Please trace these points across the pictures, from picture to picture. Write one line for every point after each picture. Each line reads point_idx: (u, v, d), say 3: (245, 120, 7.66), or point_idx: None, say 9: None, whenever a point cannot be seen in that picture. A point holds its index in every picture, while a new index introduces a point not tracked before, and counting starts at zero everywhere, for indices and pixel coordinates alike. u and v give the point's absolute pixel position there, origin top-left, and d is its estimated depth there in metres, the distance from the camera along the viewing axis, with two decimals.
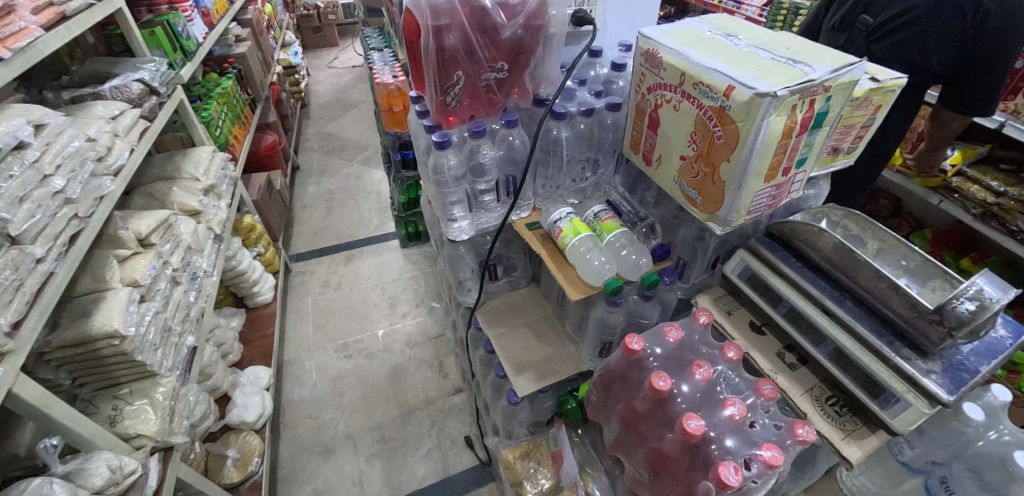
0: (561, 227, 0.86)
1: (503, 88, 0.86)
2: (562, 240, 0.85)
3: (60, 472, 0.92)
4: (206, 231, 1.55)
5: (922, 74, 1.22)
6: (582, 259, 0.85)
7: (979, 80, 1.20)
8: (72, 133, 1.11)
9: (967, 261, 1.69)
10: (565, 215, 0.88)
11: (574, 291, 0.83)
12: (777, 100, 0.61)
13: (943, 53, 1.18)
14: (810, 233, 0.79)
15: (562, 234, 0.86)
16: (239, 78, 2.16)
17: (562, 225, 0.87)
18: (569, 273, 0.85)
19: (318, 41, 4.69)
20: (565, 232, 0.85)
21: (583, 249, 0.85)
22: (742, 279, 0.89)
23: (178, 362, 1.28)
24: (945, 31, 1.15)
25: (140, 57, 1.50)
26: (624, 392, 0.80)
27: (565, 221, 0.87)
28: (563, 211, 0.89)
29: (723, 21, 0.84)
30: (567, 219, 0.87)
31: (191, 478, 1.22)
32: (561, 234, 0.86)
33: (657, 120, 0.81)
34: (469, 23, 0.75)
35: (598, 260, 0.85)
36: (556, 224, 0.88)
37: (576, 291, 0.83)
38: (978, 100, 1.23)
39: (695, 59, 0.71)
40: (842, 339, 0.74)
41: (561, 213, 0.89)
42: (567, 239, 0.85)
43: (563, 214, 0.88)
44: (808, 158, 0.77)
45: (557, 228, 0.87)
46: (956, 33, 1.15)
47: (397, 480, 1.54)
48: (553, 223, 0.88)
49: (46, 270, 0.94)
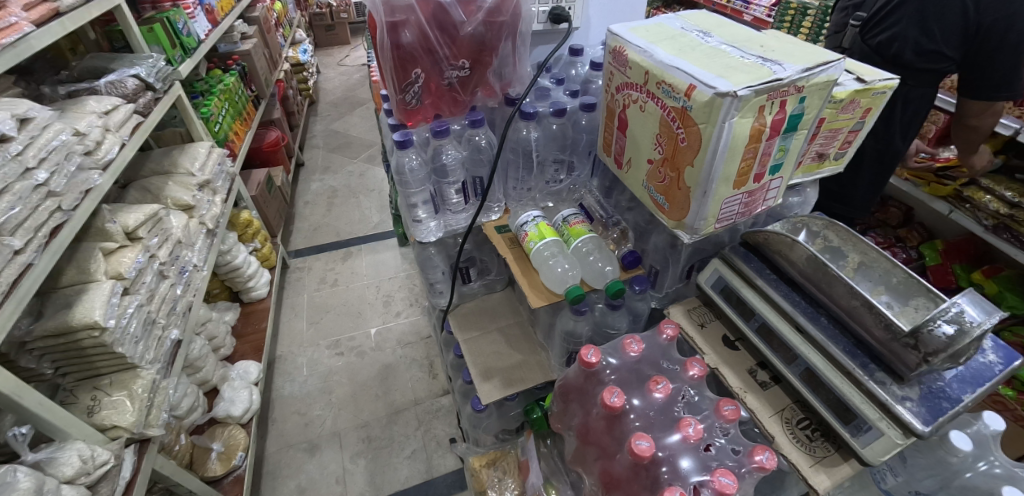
0: (527, 231, 0.83)
1: (468, 87, 0.84)
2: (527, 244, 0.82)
3: (31, 461, 0.93)
4: (198, 225, 1.57)
5: (933, 61, 1.16)
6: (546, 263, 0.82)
7: (1001, 59, 1.09)
8: (60, 126, 1.13)
9: (979, 274, 1.61)
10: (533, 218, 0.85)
11: (536, 296, 0.79)
12: (739, 101, 0.57)
13: (948, 37, 1.12)
14: (783, 244, 0.74)
15: (527, 238, 0.82)
16: (242, 75, 2.20)
17: (528, 228, 0.83)
18: (531, 277, 0.82)
19: (330, 40, 4.75)
20: (531, 236, 0.82)
21: (547, 253, 0.81)
22: (715, 290, 0.85)
23: (160, 355, 1.29)
24: (943, 12, 1.10)
25: (138, 54, 1.53)
26: (581, 406, 0.76)
27: (531, 225, 0.83)
28: (531, 214, 0.86)
29: (699, 18, 0.80)
30: (534, 223, 0.84)
31: (168, 471, 1.23)
32: (526, 238, 0.83)
33: (626, 121, 0.77)
34: (427, 20, 0.73)
35: (563, 265, 0.81)
36: (522, 228, 0.84)
37: (536, 297, 0.79)
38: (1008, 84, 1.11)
39: (659, 57, 0.66)
40: (814, 359, 0.70)
41: (529, 216, 0.86)
42: (532, 243, 0.81)
43: (530, 217, 0.85)
44: (785, 164, 0.73)
45: (523, 232, 0.84)
46: (956, 12, 1.08)
47: (379, 480, 1.53)
48: (520, 227, 0.85)
49: (24, 262, 0.96)
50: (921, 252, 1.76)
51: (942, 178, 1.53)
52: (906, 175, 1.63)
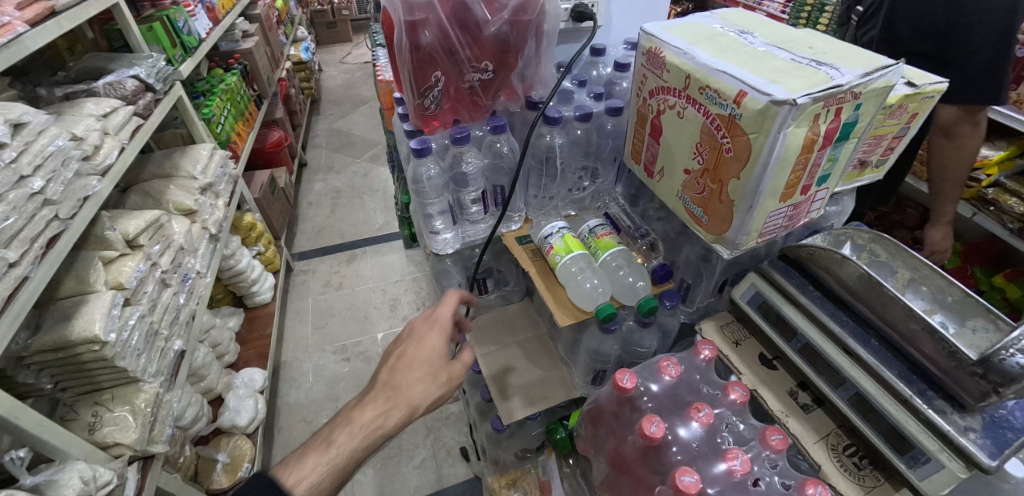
0: (552, 245, 0.78)
1: (489, 91, 0.79)
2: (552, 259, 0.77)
3: (28, 484, 0.88)
4: (201, 230, 1.53)
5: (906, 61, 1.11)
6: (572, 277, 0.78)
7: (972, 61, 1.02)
8: (56, 131, 1.08)
9: (1000, 277, 1.57)
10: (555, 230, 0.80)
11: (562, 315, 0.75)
12: (797, 109, 0.52)
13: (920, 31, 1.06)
14: (830, 260, 0.70)
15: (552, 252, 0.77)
16: (244, 75, 2.14)
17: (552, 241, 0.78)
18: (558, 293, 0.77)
19: (331, 37, 4.68)
20: (556, 251, 0.77)
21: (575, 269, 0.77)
22: (752, 306, 0.81)
23: (163, 367, 1.25)
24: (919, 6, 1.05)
25: (137, 53, 1.48)
26: (613, 432, 0.72)
27: (556, 238, 0.78)
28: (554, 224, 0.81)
29: (735, 16, 0.75)
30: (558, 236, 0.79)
31: (172, 487, 1.19)
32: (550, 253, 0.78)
33: (660, 128, 0.72)
34: (448, 19, 0.68)
35: (592, 281, 0.77)
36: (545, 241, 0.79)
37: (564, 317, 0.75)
38: (978, 86, 1.03)
39: (702, 59, 0.61)
40: (865, 383, 0.65)
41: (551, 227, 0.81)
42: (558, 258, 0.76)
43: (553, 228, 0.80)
44: (832, 174, 0.68)
45: (547, 246, 0.78)
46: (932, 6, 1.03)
47: (389, 491, 1.49)
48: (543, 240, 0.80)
49: (20, 275, 0.91)
50: (940, 253, 1.70)
51: (966, 180, 1.45)
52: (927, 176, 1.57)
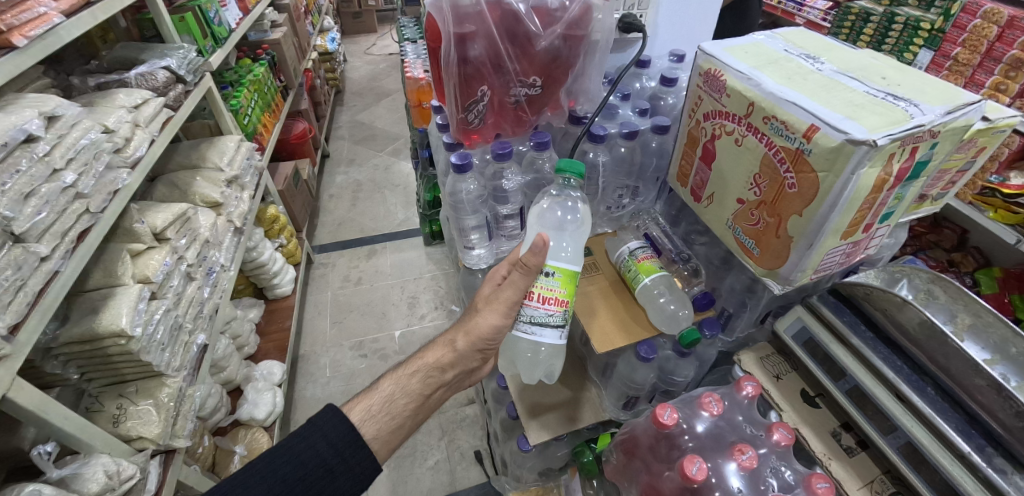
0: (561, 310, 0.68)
1: (535, 106, 0.76)
2: (544, 284, 0.66)
3: (55, 478, 0.91)
4: (226, 223, 1.53)
5: None
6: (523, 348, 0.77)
7: None
8: (88, 124, 1.09)
9: None
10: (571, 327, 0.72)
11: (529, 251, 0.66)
12: (876, 150, 0.50)
13: None
14: (889, 303, 0.66)
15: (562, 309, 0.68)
16: (272, 65, 2.14)
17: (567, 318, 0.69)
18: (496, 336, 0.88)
19: (357, 27, 4.68)
20: (558, 277, 0.66)
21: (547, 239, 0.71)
22: (798, 341, 0.78)
23: (186, 361, 1.27)
24: None
25: (168, 44, 1.47)
26: (648, 465, 0.73)
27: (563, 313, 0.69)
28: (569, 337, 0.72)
29: (798, 37, 0.73)
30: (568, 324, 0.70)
31: (191, 481, 1.21)
32: (550, 293, 0.67)
33: (712, 153, 0.72)
34: (497, 30, 0.65)
35: (556, 212, 0.74)
36: (557, 324, 0.68)
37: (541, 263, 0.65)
38: None
39: (768, 87, 0.61)
40: (917, 433, 0.62)
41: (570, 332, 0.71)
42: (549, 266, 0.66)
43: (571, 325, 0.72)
44: (895, 211, 0.64)
45: (548, 309, 0.67)
46: None
47: (401, 490, 1.49)
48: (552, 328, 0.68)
49: (51, 269, 0.92)
50: (975, 278, 1.49)
51: (1013, 204, 1.29)
52: (968, 198, 1.40)
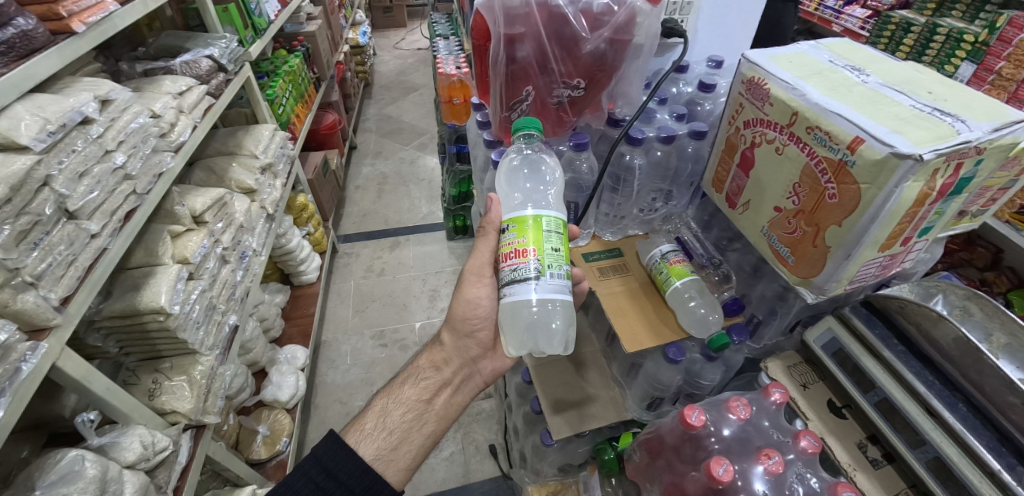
0: (529, 263, 0.64)
1: (576, 107, 0.79)
2: (503, 240, 0.67)
3: (95, 445, 0.95)
4: (259, 210, 1.58)
5: None
6: (509, 314, 0.75)
7: None
8: (138, 109, 1.13)
9: None
10: (554, 281, 0.64)
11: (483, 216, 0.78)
12: (921, 165, 0.51)
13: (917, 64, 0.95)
14: (924, 317, 0.66)
15: (529, 260, 0.64)
16: (306, 57, 2.20)
17: (537, 268, 0.64)
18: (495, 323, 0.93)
19: (387, 22, 4.74)
20: (513, 228, 0.66)
21: (518, 196, 0.77)
22: (827, 351, 0.78)
23: (218, 341, 1.32)
24: None
25: (211, 33, 1.52)
26: (673, 464, 0.75)
27: (533, 267, 0.64)
28: (557, 294, 0.65)
29: (844, 48, 0.74)
30: (545, 277, 0.64)
31: (220, 456, 1.25)
32: (510, 248, 0.66)
33: (751, 160, 0.73)
34: (546, 32, 0.68)
35: (526, 171, 0.80)
36: (524, 276, 0.64)
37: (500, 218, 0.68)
38: None
39: (813, 97, 0.61)
40: (945, 448, 0.62)
41: (555, 287, 0.64)
42: (505, 221, 0.68)
43: (553, 280, 0.64)
44: (935, 226, 0.64)
45: (512, 265, 0.65)
46: None
47: (416, 479, 1.52)
48: (520, 281, 0.64)
49: (100, 246, 0.96)
50: None
51: None
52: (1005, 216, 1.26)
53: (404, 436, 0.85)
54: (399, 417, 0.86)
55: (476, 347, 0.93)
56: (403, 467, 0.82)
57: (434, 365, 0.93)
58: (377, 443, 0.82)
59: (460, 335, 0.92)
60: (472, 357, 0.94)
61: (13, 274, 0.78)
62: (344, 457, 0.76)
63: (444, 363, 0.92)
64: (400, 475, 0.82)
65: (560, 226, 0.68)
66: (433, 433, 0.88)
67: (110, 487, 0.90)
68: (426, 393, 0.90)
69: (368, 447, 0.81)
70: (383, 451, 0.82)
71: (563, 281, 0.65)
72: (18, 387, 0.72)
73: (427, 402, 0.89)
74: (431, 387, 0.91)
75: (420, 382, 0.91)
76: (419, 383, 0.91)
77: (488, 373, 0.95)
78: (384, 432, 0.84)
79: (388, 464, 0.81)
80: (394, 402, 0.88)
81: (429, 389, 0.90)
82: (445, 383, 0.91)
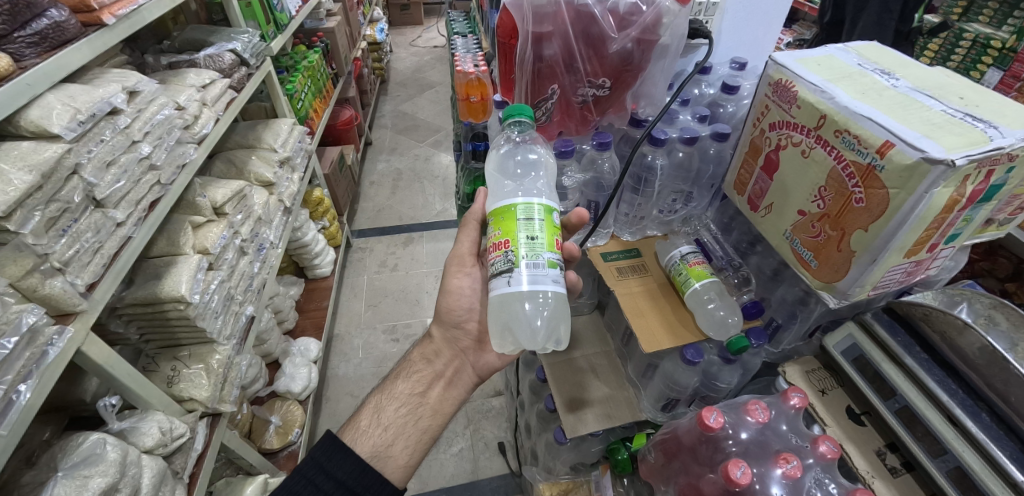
0: (504, 256, 0.66)
1: (600, 106, 0.81)
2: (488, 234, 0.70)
3: (116, 429, 0.97)
4: (277, 202, 1.60)
5: None
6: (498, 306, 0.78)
7: None
8: (164, 101, 1.15)
9: None
10: (528, 272, 0.64)
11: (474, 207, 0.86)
12: (953, 171, 0.50)
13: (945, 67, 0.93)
14: (948, 325, 0.66)
15: (504, 253, 0.66)
16: (324, 52, 2.22)
17: (510, 260, 0.65)
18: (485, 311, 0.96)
19: (403, 19, 4.77)
20: (492, 222, 0.69)
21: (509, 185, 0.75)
22: (846, 357, 0.77)
23: (235, 331, 1.34)
24: None
25: (234, 27, 1.53)
26: (690, 465, 0.76)
27: (509, 259, 0.66)
28: (532, 285, 0.64)
29: (873, 51, 0.73)
30: (519, 269, 0.65)
31: (234, 444, 1.27)
32: (491, 242, 0.69)
33: (775, 163, 0.72)
34: (573, 31, 0.71)
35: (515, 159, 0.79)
36: (499, 269, 0.66)
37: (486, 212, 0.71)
38: None
39: (842, 101, 0.61)
40: (967, 458, 0.61)
41: (533, 279, 0.64)
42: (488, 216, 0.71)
43: (526, 271, 0.64)
44: (963, 232, 0.63)
45: (491, 258, 0.68)
46: None
47: (426, 474, 1.53)
48: (497, 274, 0.66)
49: (124, 235, 0.98)
50: None
51: None
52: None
53: (398, 433, 0.84)
54: (394, 412, 0.86)
55: (466, 339, 0.96)
56: (402, 464, 0.82)
57: (426, 359, 0.95)
58: (372, 441, 0.82)
59: (448, 327, 0.96)
60: (464, 348, 0.96)
61: (43, 259, 0.79)
62: (343, 461, 0.76)
63: (435, 355, 0.95)
64: (399, 472, 0.81)
65: (543, 214, 0.68)
66: (430, 429, 0.87)
67: (129, 471, 0.90)
68: (419, 387, 0.91)
69: (364, 445, 0.81)
70: (380, 447, 0.82)
71: (537, 271, 0.64)
72: (44, 371, 0.73)
73: (419, 396, 0.90)
74: (424, 380, 0.92)
75: (411, 377, 0.92)
76: (411, 377, 0.92)
77: (479, 366, 0.96)
78: (379, 429, 0.83)
79: (386, 461, 0.81)
80: (387, 398, 0.89)
81: (422, 383, 0.91)
82: (436, 375, 0.93)
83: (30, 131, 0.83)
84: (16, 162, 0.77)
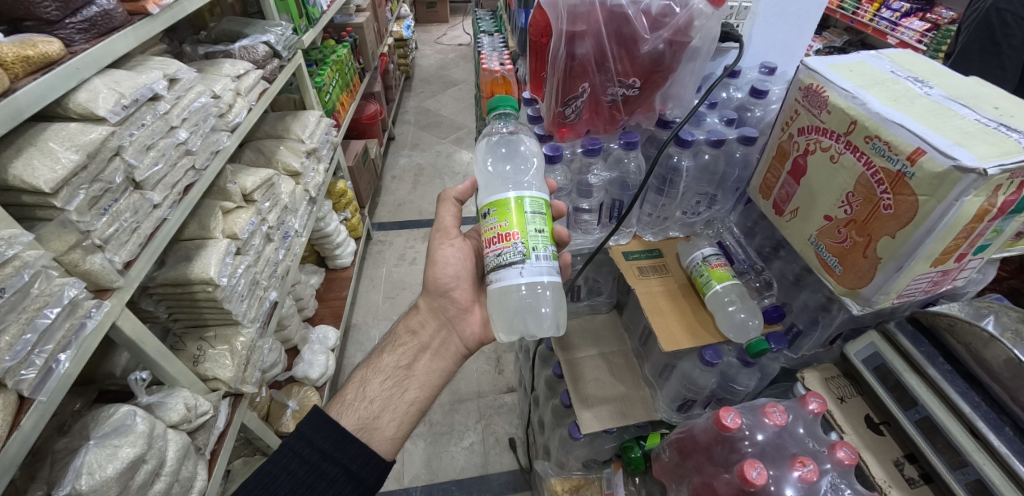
0: (512, 248, 0.68)
1: (628, 105, 0.83)
2: (485, 226, 0.71)
3: (144, 403, 1.00)
4: (303, 192, 1.64)
5: None
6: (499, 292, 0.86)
7: None
8: (201, 89, 1.18)
9: None
10: (541, 263, 0.68)
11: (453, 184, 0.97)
12: (984, 180, 0.50)
13: None
14: (974, 337, 0.65)
15: (512, 244, 0.68)
16: (352, 47, 2.27)
17: (522, 252, 0.68)
18: (472, 280, 0.98)
19: (430, 17, 4.83)
20: (494, 213, 0.70)
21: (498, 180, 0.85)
22: (868, 366, 0.77)
23: (259, 314, 1.37)
24: None
25: (268, 20, 1.57)
26: (705, 465, 0.76)
27: (516, 250, 0.68)
28: (542, 276, 0.68)
29: (907, 59, 0.73)
30: (530, 260, 0.68)
31: (253, 425, 1.31)
32: (492, 234, 0.70)
33: (803, 168, 0.72)
34: (606, 31, 0.72)
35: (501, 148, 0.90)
36: (509, 260, 0.68)
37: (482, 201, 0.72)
38: None
39: (874, 107, 0.61)
40: (989, 472, 0.59)
41: (540, 270, 0.68)
42: (486, 206, 0.71)
43: (539, 262, 0.68)
44: (993, 244, 0.63)
45: (496, 249, 0.69)
46: None
47: (436, 465, 1.55)
48: (506, 265, 0.68)
49: (160, 216, 1.02)
50: None
51: None
52: None
53: (385, 406, 0.86)
54: (379, 385, 0.88)
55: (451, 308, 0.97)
56: (389, 436, 0.84)
57: (411, 331, 0.96)
58: (358, 414, 0.84)
59: (436, 297, 0.97)
60: (450, 317, 0.98)
61: (85, 235, 0.83)
62: (330, 432, 0.78)
63: (420, 327, 0.96)
64: (386, 444, 0.83)
65: (544, 208, 0.71)
66: (416, 401, 0.89)
67: (156, 443, 0.94)
68: (405, 360, 0.92)
69: (350, 418, 0.83)
70: (368, 419, 0.84)
71: (547, 262, 0.69)
72: (82, 342, 0.76)
73: (405, 368, 0.91)
74: (409, 353, 0.94)
75: (397, 350, 0.94)
76: (396, 350, 0.94)
77: (468, 338, 0.97)
78: (365, 402, 0.86)
79: (373, 433, 0.83)
80: (373, 371, 0.91)
81: (408, 355, 0.93)
82: (422, 346, 0.94)
83: (78, 113, 0.87)
84: (64, 142, 0.81)
